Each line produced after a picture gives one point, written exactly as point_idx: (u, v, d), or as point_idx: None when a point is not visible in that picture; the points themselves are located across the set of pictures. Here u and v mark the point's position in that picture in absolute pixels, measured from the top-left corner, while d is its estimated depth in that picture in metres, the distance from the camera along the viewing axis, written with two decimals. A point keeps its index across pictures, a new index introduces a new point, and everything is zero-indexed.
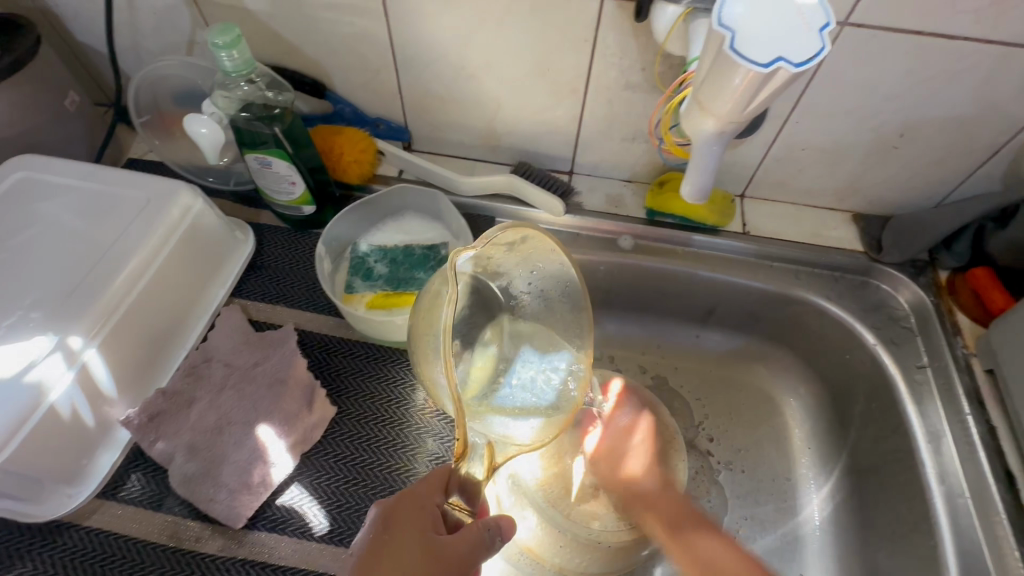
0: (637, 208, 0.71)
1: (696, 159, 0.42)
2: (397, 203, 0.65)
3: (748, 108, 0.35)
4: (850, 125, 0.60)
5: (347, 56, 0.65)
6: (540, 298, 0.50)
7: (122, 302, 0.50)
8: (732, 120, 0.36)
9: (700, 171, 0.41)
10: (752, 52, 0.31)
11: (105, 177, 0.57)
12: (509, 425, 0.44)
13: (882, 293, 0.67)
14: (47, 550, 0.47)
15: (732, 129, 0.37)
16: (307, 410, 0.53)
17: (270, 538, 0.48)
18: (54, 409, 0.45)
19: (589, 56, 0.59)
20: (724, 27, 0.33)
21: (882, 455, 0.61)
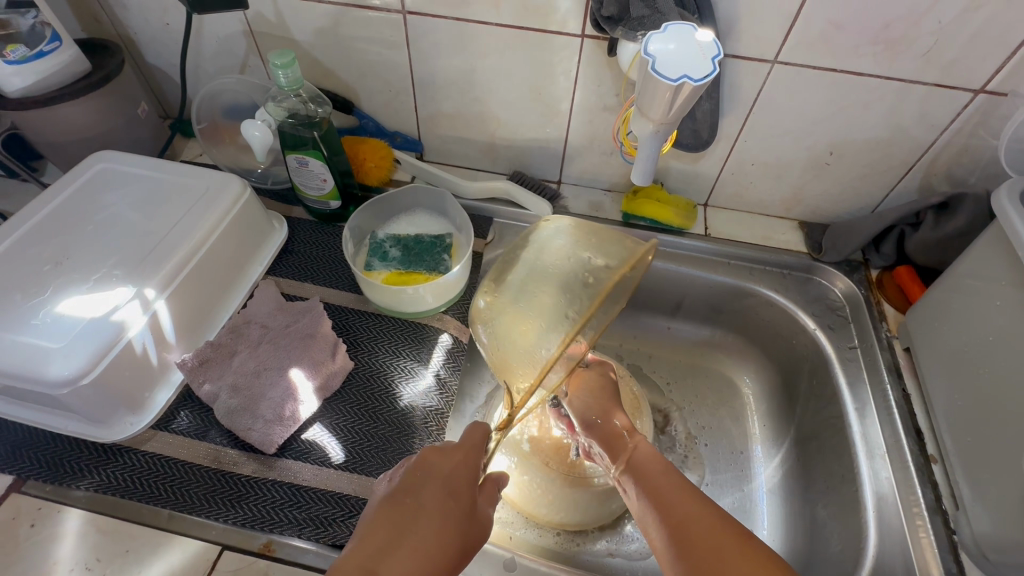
0: (615, 212, 0.83)
1: (643, 155, 0.54)
2: (410, 201, 0.77)
3: (671, 112, 0.47)
4: (788, 144, 0.73)
5: (374, 80, 0.78)
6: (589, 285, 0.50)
7: (185, 266, 0.61)
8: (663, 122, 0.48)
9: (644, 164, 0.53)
10: (667, 71, 0.43)
11: (172, 170, 0.69)
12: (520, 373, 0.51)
13: (823, 287, 0.78)
14: (110, 467, 0.56)
15: (663, 127, 0.49)
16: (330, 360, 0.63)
17: (296, 464, 0.57)
18: (131, 345, 0.55)
19: (573, 83, 0.72)
20: (650, 54, 0.45)
21: (821, 423, 0.70)
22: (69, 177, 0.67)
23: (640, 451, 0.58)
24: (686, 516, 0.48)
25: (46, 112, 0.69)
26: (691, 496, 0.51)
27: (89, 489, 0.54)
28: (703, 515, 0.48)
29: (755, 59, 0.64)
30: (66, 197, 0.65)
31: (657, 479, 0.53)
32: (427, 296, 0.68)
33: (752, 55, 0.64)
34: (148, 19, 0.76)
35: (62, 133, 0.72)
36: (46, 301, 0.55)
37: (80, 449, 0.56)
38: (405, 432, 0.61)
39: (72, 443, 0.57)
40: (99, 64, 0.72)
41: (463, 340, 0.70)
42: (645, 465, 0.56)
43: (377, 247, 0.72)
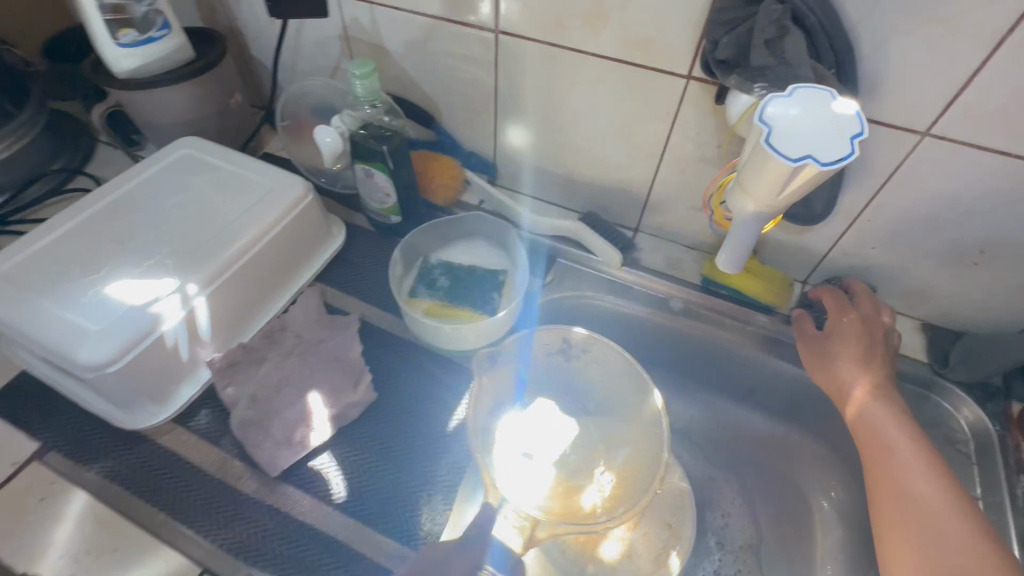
0: (695, 273, 0.74)
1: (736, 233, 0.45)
2: (469, 228, 0.73)
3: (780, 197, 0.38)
4: (925, 232, 0.60)
5: (458, 97, 0.75)
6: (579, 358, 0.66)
7: (233, 264, 0.60)
8: (770, 204, 0.39)
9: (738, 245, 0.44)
10: (788, 147, 0.35)
11: (244, 164, 0.69)
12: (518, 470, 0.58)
13: (942, 410, 0.63)
14: (125, 454, 0.55)
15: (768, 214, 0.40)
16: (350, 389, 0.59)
17: (296, 493, 0.54)
18: (162, 338, 0.54)
19: (670, 127, 0.64)
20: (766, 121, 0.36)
21: None
22: (153, 158, 0.69)
23: (861, 395, 0.58)
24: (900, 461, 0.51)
25: (147, 94, 0.72)
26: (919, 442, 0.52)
27: (101, 473, 0.54)
28: (882, 452, 0.53)
29: (900, 128, 0.52)
30: (146, 177, 0.67)
31: (892, 438, 0.53)
32: (466, 336, 0.63)
33: (898, 123, 0.52)
34: (255, 14, 0.77)
35: (159, 115, 0.75)
36: (98, 280, 0.56)
37: (104, 430, 0.57)
38: (414, 483, 0.56)
39: (97, 422, 0.57)
40: (203, 53, 0.74)
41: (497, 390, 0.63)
42: (872, 430, 0.55)
43: (426, 275, 0.68)
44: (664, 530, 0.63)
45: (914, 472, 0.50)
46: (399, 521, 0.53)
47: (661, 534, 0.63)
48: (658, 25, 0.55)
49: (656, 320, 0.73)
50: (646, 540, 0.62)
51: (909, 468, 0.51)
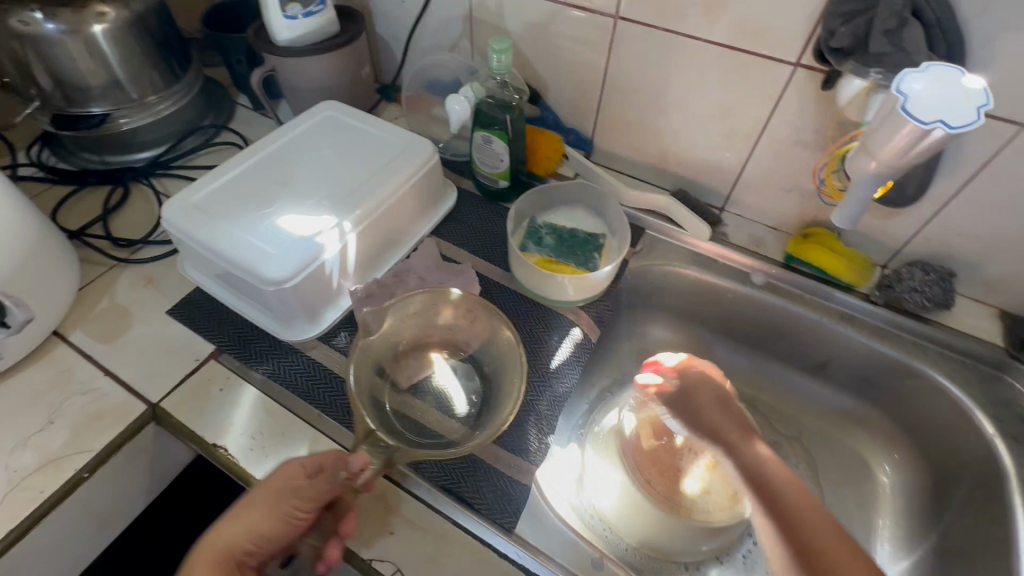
0: (777, 252, 0.79)
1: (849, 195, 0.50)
2: (570, 196, 0.81)
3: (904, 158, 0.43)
4: (1013, 221, 0.63)
5: (567, 77, 0.82)
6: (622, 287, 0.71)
7: (376, 210, 0.70)
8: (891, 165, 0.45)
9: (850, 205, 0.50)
10: (919, 113, 0.40)
11: (379, 126, 0.79)
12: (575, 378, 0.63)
13: (1014, 391, 0.67)
14: (284, 361, 0.66)
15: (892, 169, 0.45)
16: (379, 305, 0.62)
17: (424, 406, 0.63)
18: (323, 265, 0.64)
19: (770, 112, 0.69)
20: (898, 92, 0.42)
21: (973, 540, 0.62)
22: (302, 117, 0.80)
23: (769, 457, 0.54)
24: (790, 507, 0.49)
25: (298, 61, 0.82)
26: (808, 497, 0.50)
27: (265, 374, 0.64)
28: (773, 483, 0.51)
29: (999, 119, 0.57)
30: (297, 133, 0.78)
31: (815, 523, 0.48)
32: (572, 288, 0.70)
33: (998, 114, 0.56)
34: None
35: (304, 81, 0.86)
36: (271, 213, 0.66)
37: (266, 341, 0.67)
38: (525, 407, 0.64)
39: (259, 333, 0.68)
40: (345, 28, 0.84)
41: (592, 339, 0.71)
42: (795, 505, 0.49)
43: (535, 234, 0.76)
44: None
45: (755, 504, 0.51)
46: (513, 435, 0.62)
47: None
48: (773, 15, 0.61)
49: (738, 292, 0.78)
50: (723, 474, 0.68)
51: (793, 499, 0.50)
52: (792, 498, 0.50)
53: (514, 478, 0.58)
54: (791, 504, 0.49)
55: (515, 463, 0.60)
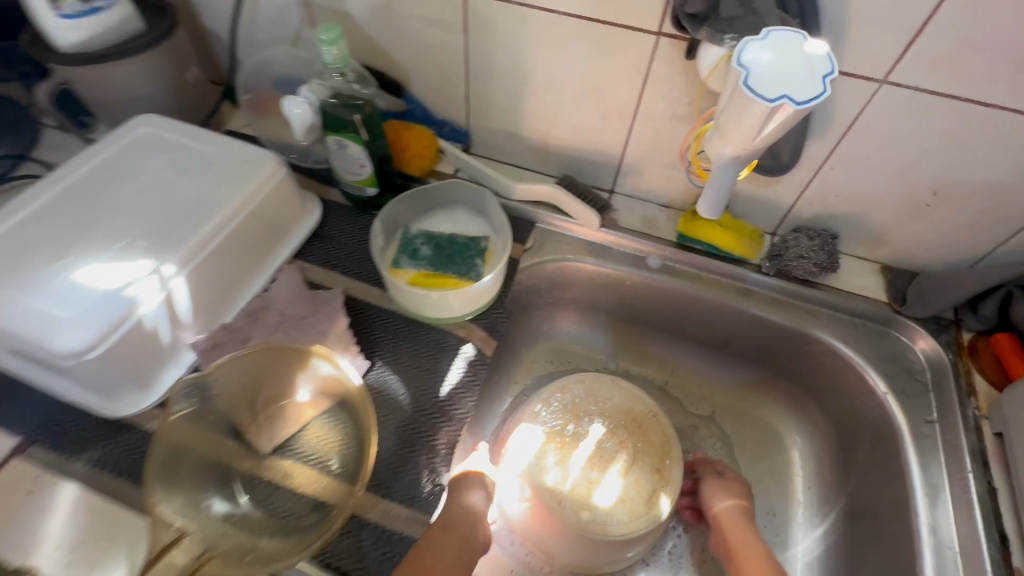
0: (669, 231, 0.76)
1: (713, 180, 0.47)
2: (447, 198, 0.73)
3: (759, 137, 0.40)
4: (884, 178, 0.63)
5: (426, 63, 0.73)
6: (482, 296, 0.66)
7: (208, 244, 0.58)
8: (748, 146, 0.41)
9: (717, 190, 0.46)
10: (766, 87, 0.36)
11: (208, 140, 0.67)
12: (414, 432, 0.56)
13: (900, 344, 0.68)
14: (112, 442, 0.54)
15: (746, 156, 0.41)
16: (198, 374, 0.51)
17: (295, 467, 0.55)
18: (141, 321, 0.53)
19: (641, 86, 0.65)
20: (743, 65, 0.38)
21: (877, 500, 0.62)
22: (109, 138, 0.66)
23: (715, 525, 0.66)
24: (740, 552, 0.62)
25: (95, 70, 0.67)
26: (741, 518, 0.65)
27: (88, 464, 0.53)
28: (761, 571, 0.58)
29: (859, 77, 0.55)
30: (102, 158, 0.64)
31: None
32: (454, 303, 0.63)
33: (858, 72, 0.54)
34: None
35: (111, 92, 0.71)
36: (67, 266, 0.53)
37: (87, 420, 0.55)
38: (414, 447, 0.57)
39: (78, 412, 0.55)
40: (152, 24, 0.70)
41: (486, 354, 0.65)
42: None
43: (410, 246, 0.67)
44: (651, 473, 0.67)
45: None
46: (402, 484, 0.54)
47: (650, 479, 0.67)
48: None
49: (636, 279, 0.75)
50: (636, 479, 0.67)
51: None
52: (749, 550, 0.61)
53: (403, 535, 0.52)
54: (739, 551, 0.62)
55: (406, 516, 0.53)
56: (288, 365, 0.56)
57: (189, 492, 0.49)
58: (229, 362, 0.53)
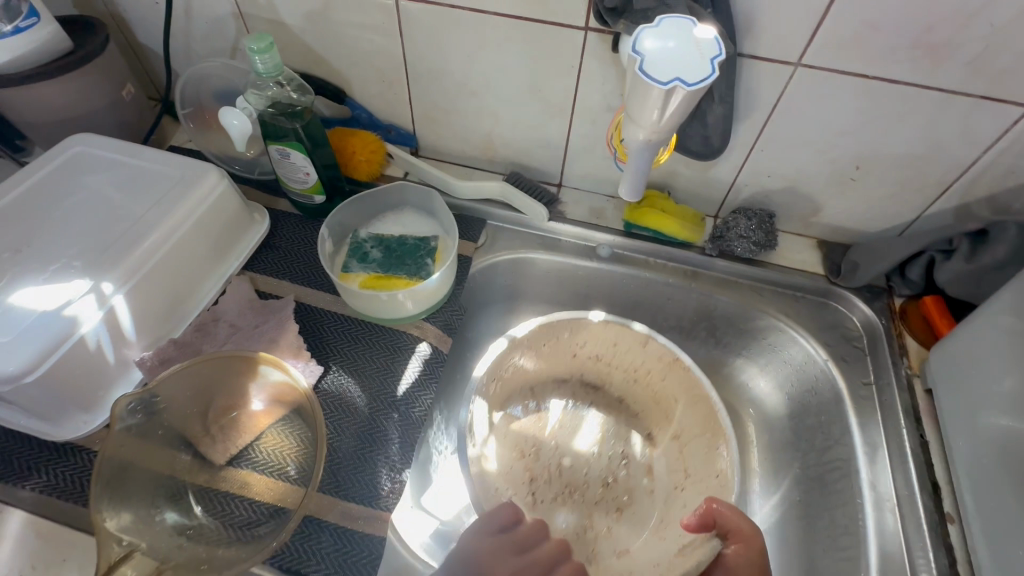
0: (617, 220, 0.78)
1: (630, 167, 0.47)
2: (396, 200, 0.73)
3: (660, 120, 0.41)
4: (808, 156, 0.66)
5: (366, 69, 0.74)
6: (432, 295, 0.66)
7: (148, 260, 0.57)
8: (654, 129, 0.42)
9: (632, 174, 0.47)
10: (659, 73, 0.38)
11: (145, 156, 0.66)
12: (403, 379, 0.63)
13: (839, 313, 0.71)
14: (59, 466, 0.53)
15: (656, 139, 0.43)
16: (141, 388, 0.50)
17: (252, 476, 0.54)
18: (83, 340, 0.52)
19: (576, 80, 0.66)
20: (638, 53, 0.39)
21: (826, 463, 0.65)
22: (43, 159, 0.65)
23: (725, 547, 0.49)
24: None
25: (24, 91, 0.66)
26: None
27: (35, 490, 0.52)
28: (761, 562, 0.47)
29: (774, 61, 0.57)
30: (37, 180, 0.63)
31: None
32: (406, 304, 0.64)
33: (772, 56, 0.57)
34: None
35: (43, 113, 0.70)
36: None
37: (31, 446, 0.54)
38: (372, 447, 0.57)
39: (22, 439, 0.54)
40: (81, 42, 0.69)
41: (441, 351, 0.66)
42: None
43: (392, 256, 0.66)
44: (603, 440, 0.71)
45: None
46: (361, 485, 0.55)
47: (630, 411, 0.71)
48: None
49: (589, 269, 0.77)
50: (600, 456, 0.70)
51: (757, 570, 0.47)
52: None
53: (364, 534, 0.52)
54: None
55: (365, 515, 0.53)
56: (241, 376, 0.55)
57: (137, 507, 0.48)
58: (179, 377, 0.52)
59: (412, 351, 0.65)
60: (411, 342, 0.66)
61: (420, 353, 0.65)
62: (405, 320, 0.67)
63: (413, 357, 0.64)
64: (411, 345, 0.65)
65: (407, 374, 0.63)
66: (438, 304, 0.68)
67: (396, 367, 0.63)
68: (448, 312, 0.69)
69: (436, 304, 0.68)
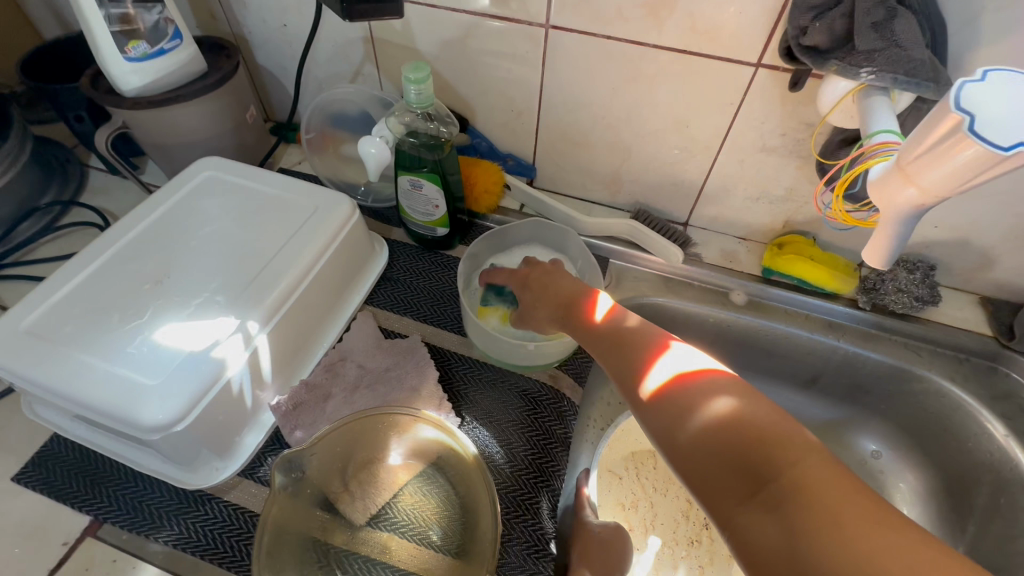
0: (752, 264, 0.73)
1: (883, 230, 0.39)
2: (524, 236, 0.69)
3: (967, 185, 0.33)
4: (989, 209, 0.60)
5: (496, 99, 0.71)
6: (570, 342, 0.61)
7: (287, 297, 0.54)
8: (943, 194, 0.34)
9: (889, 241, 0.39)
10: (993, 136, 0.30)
11: (276, 183, 0.63)
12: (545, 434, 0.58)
13: (1012, 381, 0.64)
14: (190, 517, 0.50)
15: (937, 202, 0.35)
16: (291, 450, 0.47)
17: (392, 540, 0.50)
18: (228, 383, 0.49)
19: (731, 118, 0.62)
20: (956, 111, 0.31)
21: (1010, 554, 0.58)
22: (174, 183, 0.62)
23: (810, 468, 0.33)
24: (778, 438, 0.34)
25: (158, 115, 0.64)
26: (884, 528, 0.29)
27: (167, 543, 0.49)
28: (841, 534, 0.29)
29: None
30: (169, 205, 0.60)
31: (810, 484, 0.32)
32: (546, 353, 0.60)
33: None
34: (266, 20, 0.71)
35: (170, 137, 0.68)
36: (144, 327, 0.49)
37: (162, 492, 0.51)
38: (517, 513, 0.52)
39: (153, 483, 0.51)
40: (214, 64, 0.67)
41: (575, 403, 0.60)
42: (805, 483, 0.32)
43: (488, 279, 0.63)
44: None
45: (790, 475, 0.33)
46: (513, 557, 0.50)
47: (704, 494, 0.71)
48: (727, 13, 0.53)
49: (722, 317, 0.71)
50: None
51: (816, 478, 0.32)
52: (826, 494, 0.31)
53: None
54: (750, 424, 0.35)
55: None
56: (385, 425, 0.52)
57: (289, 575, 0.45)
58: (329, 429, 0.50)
59: (552, 407, 0.59)
60: (550, 393, 0.60)
61: (557, 410, 0.59)
62: (541, 369, 0.62)
63: (553, 410, 0.59)
64: (550, 397, 0.60)
65: (547, 430, 0.58)
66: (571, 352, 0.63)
67: (536, 421, 0.58)
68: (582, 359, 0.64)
69: (570, 351, 0.63)
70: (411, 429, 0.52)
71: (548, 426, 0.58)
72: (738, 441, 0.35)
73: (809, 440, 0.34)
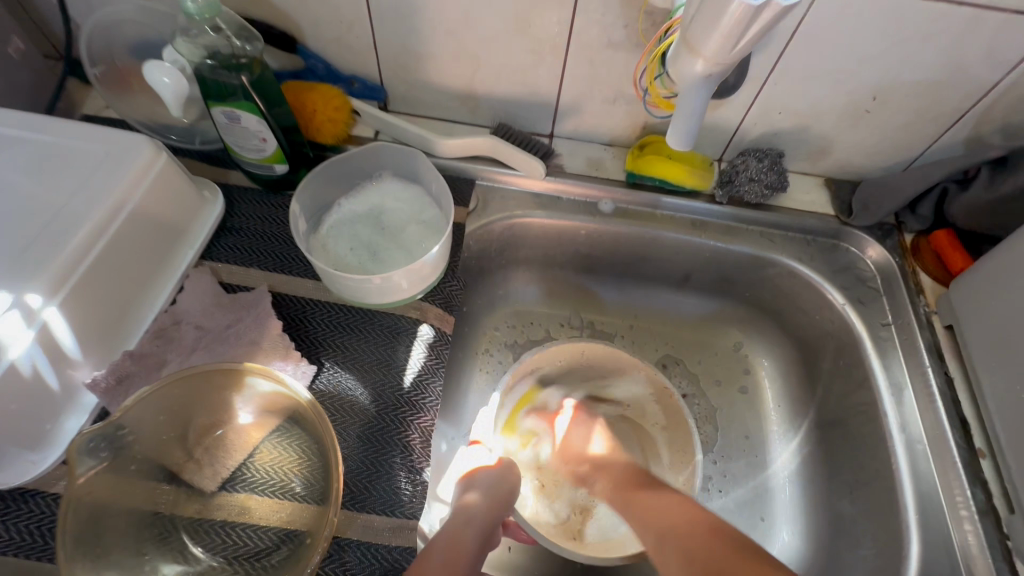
0: (617, 171, 0.71)
1: (684, 104, 0.47)
2: (376, 163, 0.63)
3: (735, 47, 0.40)
4: (824, 89, 0.61)
5: (317, 8, 0.61)
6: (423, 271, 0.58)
7: (81, 262, 0.46)
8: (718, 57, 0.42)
9: (687, 113, 0.46)
10: None
11: (53, 128, 0.52)
12: (411, 367, 0.56)
13: (851, 255, 0.69)
14: (8, 517, 0.45)
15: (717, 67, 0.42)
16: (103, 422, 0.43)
17: (250, 500, 0.47)
18: (13, 368, 0.43)
19: (571, 11, 0.57)
20: None
21: (847, 407, 0.64)
22: None
23: (663, 504, 0.53)
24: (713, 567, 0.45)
25: None
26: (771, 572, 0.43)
27: None
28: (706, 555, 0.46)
29: None
30: None
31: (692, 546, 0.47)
32: (401, 285, 0.56)
33: None
34: None
35: None
36: None
37: None
38: (383, 450, 0.51)
39: None
40: None
41: (446, 333, 0.58)
42: (673, 531, 0.50)
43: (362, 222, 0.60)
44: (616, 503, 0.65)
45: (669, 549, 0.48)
46: (378, 493, 0.49)
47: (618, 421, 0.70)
48: None
49: (592, 228, 0.71)
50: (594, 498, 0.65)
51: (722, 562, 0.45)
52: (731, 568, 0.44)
53: (391, 547, 0.47)
54: (678, 537, 0.49)
55: (389, 526, 0.47)
56: (222, 388, 0.48)
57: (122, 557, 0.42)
58: (150, 397, 0.45)
59: (419, 347, 0.57)
60: (423, 328, 0.58)
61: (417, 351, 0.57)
62: (406, 304, 0.59)
63: (417, 349, 0.57)
64: (417, 332, 0.58)
65: (414, 367, 0.56)
66: (432, 280, 0.60)
67: (405, 359, 0.56)
68: (450, 287, 0.61)
69: (434, 281, 0.60)
70: (242, 387, 0.48)
71: (415, 361, 0.56)
72: (685, 533, 0.49)
73: (718, 547, 0.46)
